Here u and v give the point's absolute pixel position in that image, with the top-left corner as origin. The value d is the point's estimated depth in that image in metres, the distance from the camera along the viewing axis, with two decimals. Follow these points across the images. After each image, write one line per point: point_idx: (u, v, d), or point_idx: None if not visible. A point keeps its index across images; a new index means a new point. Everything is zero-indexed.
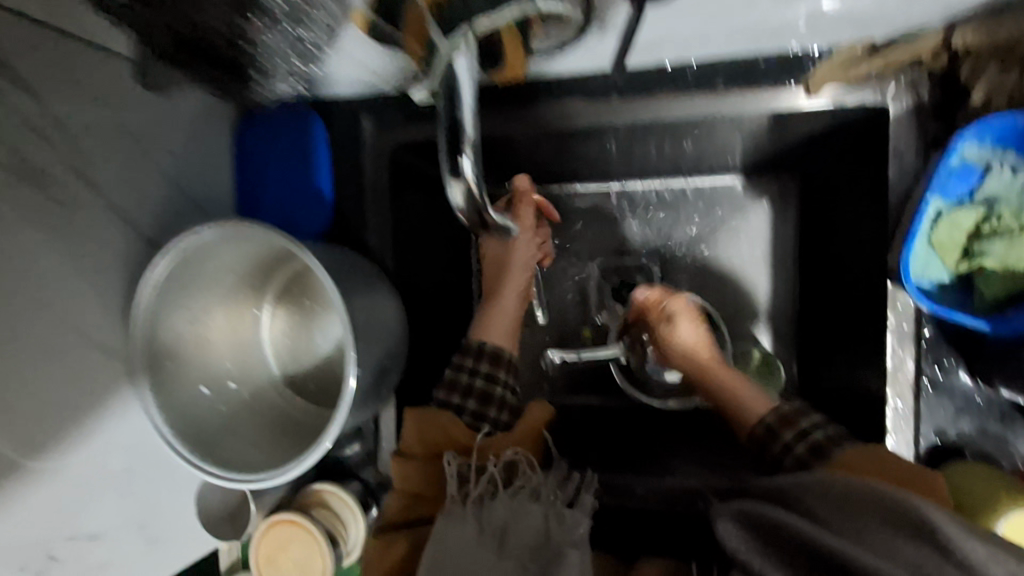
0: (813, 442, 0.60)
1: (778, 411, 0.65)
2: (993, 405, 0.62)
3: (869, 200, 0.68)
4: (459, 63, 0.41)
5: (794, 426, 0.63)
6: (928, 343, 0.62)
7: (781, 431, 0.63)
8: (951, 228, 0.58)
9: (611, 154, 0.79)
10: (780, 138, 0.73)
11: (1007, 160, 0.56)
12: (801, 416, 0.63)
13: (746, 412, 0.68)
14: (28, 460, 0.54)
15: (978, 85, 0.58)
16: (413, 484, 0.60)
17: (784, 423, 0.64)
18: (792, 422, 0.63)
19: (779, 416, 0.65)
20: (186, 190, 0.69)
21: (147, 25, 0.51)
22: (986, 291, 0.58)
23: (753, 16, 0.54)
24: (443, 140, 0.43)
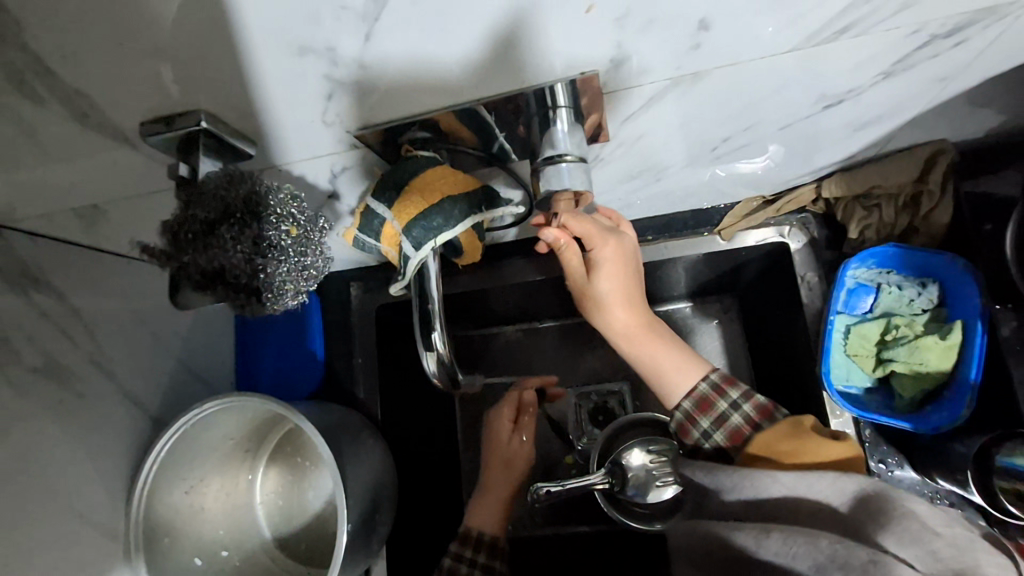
0: (733, 427, 0.64)
1: (697, 393, 0.67)
2: (942, 496, 0.65)
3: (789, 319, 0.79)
4: (429, 265, 0.50)
5: (714, 413, 0.66)
6: (868, 442, 0.68)
7: (698, 417, 0.66)
8: (861, 340, 0.67)
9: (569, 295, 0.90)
10: (709, 271, 0.85)
11: (891, 279, 0.68)
12: (720, 398, 0.66)
13: (667, 384, 0.69)
14: None
15: (853, 222, 0.70)
16: None
17: (702, 409, 0.66)
18: (707, 408, 0.66)
19: (697, 399, 0.67)
20: (191, 367, 0.77)
21: (181, 272, 0.44)
22: (903, 392, 0.66)
23: (669, 183, 0.68)
24: (418, 324, 0.51)
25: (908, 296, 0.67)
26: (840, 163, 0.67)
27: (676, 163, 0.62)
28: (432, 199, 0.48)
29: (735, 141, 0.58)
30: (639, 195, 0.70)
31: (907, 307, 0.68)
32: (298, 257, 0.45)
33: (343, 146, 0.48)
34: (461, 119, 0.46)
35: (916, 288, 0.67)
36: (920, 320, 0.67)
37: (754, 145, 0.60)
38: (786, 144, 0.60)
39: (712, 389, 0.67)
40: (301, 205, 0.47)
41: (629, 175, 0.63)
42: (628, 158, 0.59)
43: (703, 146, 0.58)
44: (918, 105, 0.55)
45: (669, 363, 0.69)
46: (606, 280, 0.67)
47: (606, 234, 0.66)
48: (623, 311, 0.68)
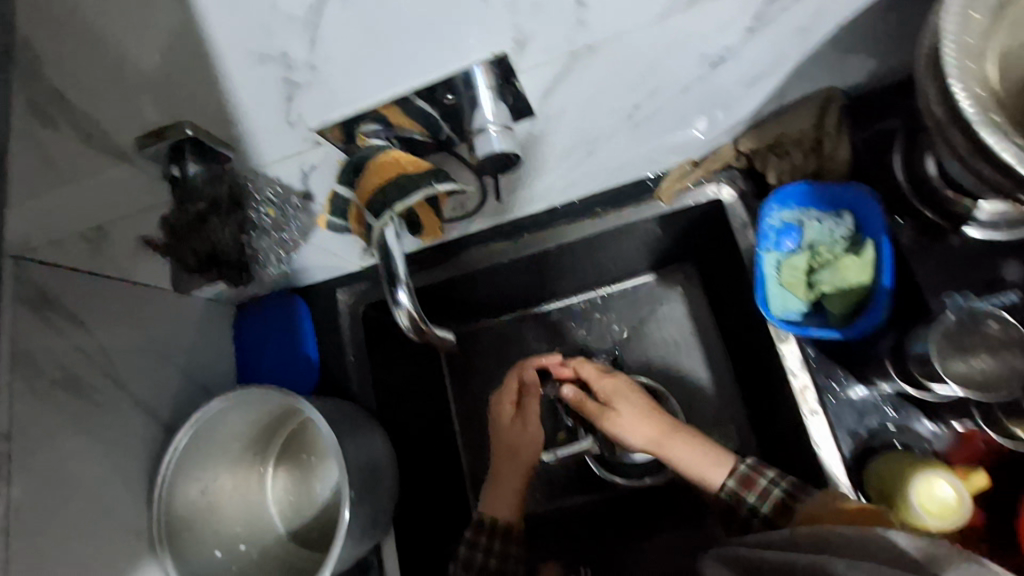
0: (775, 500, 0.73)
1: (737, 473, 0.77)
2: (888, 401, 0.71)
3: (736, 269, 0.87)
4: (387, 232, 0.57)
5: (754, 488, 0.75)
6: (816, 362, 0.75)
7: (744, 494, 0.76)
8: (790, 271, 0.75)
9: (539, 278, 0.98)
10: (661, 240, 0.94)
11: (811, 216, 0.76)
12: (760, 477, 0.76)
13: (709, 476, 0.79)
14: None
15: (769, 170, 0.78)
16: None
17: (749, 487, 0.76)
18: (750, 483, 0.76)
19: (739, 478, 0.77)
20: (196, 379, 0.84)
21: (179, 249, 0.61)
22: (834, 310, 0.73)
23: (603, 158, 0.76)
24: (385, 285, 0.59)
25: (828, 229, 0.75)
26: (749, 120, 0.76)
27: (603, 136, 0.71)
28: (386, 176, 0.55)
29: (647, 107, 0.67)
30: (581, 173, 0.78)
31: (830, 239, 0.75)
32: (272, 227, 0.64)
33: (308, 145, 0.56)
34: (404, 112, 0.55)
35: (834, 221, 0.74)
36: (843, 247, 0.74)
37: (666, 110, 0.68)
38: (694, 108, 0.70)
39: (753, 469, 0.77)
40: (276, 189, 0.62)
41: (563, 152, 0.72)
42: (560, 136, 0.68)
43: (619, 116, 0.67)
44: (793, 56, 0.64)
45: (696, 459, 0.80)
46: (622, 420, 0.84)
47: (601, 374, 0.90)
48: (647, 420, 0.83)
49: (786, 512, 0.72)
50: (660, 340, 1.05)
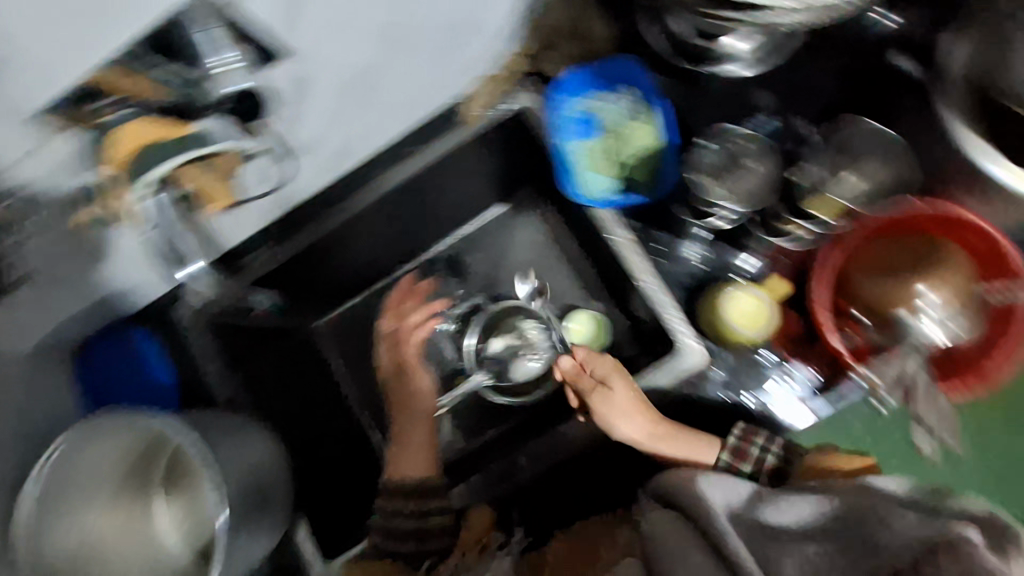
0: (771, 466, 0.75)
1: (730, 447, 0.77)
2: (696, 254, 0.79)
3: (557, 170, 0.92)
4: (162, 202, 0.59)
5: (747, 455, 0.75)
6: (640, 230, 0.79)
7: (738, 463, 0.75)
8: (595, 154, 0.79)
9: (389, 236, 0.99)
10: (492, 167, 0.97)
11: (601, 99, 0.79)
12: (752, 443, 0.76)
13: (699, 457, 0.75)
14: None
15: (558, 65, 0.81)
16: None
17: (739, 456, 0.75)
18: (742, 453, 0.76)
19: (734, 451, 0.77)
20: (34, 434, 0.75)
21: None
22: (637, 179, 0.78)
23: (387, 90, 0.76)
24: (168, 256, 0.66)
25: (618, 106, 0.79)
26: (522, 20, 0.76)
27: (366, 70, 0.70)
28: (138, 144, 0.53)
29: (400, 22, 0.66)
30: (366, 115, 0.78)
31: (622, 114, 0.79)
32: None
33: (28, 136, 0.49)
34: (154, 86, 0.52)
35: (620, 98, 0.79)
36: (635, 120, 0.78)
37: (422, 24, 0.68)
38: (448, 23, 0.70)
39: (742, 440, 0.77)
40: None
41: (339, 89, 0.70)
42: (323, 79, 0.67)
43: (374, 37, 0.66)
44: None
45: (689, 445, 0.76)
46: (616, 400, 0.75)
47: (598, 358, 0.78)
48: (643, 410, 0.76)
49: (779, 473, 0.74)
50: (527, 264, 1.10)
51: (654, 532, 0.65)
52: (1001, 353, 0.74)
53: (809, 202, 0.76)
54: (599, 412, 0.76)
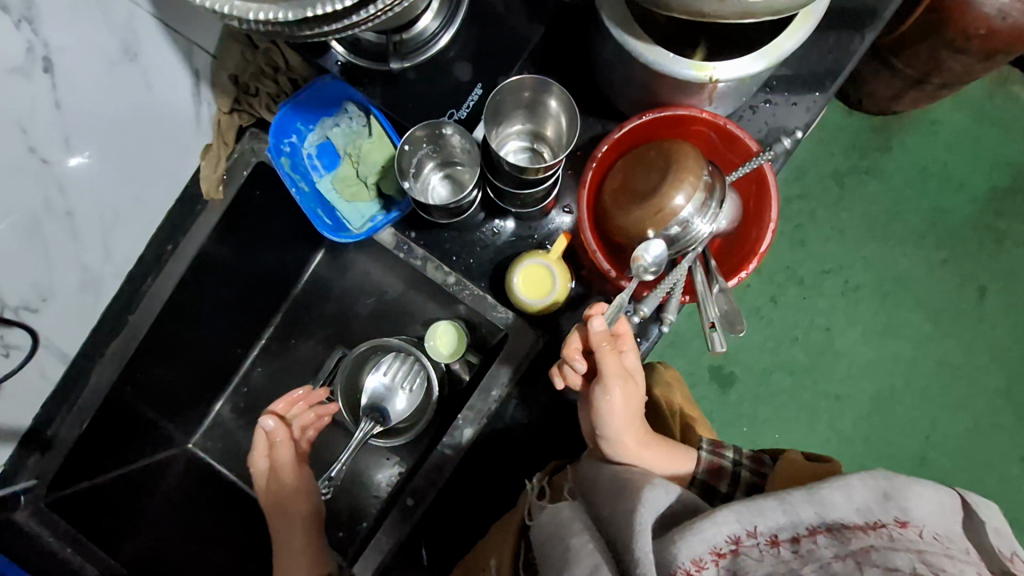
0: (746, 483, 0.67)
1: (705, 462, 0.69)
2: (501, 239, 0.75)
3: None
4: None
5: (723, 478, 0.68)
6: (422, 236, 0.76)
7: (716, 483, 0.67)
8: (345, 183, 0.75)
9: (208, 332, 0.94)
10: (278, 224, 0.91)
11: (328, 126, 0.75)
12: (723, 458, 0.69)
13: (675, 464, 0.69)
14: None
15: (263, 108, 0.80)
16: None
17: (717, 474, 0.68)
18: (721, 470, 0.68)
19: (706, 466, 0.69)
20: None
21: None
22: (391, 191, 0.74)
23: (94, 211, 0.72)
24: None
25: (346, 128, 0.75)
26: (196, 82, 0.75)
27: (55, 216, 0.69)
28: None
29: (46, 145, 0.65)
30: (96, 253, 0.75)
31: (354, 134, 0.75)
32: None
33: None
34: None
35: (345, 119, 0.75)
36: (366, 135, 0.74)
37: (77, 137, 0.67)
38: (113, 136, 0.70)
39: (714, 451, 0.70)
40: None
41: (29, 235, 0.67)
42: (6, 244, 0.66)
43: (25, 170, 0.65)
44: (128, 20, 0.64)
45: (661, 455, 0.69)
46: (621, 404, 0.66)
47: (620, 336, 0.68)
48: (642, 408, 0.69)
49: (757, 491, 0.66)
50: (373, 295, 1.05)
51: (547, 526, 0.60)
52: (769, 222, 0.61)
53: (530, 173, 0.62)
54: (617, 397, 0.66)
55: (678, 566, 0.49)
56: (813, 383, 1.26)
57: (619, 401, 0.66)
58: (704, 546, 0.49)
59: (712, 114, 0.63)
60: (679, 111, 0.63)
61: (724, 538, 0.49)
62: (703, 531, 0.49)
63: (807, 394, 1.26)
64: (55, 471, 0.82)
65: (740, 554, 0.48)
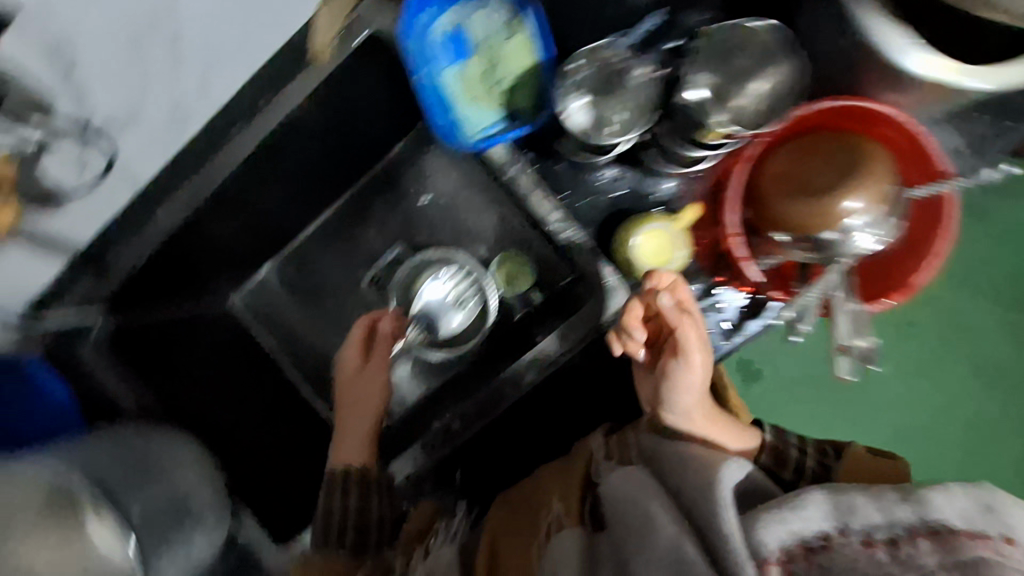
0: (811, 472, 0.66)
1: (767, 448, 0.69)
2: (622, 179, 0.70)
3: None
4: None
5: (789, 465, 0.67)
6: (539, 165, 0.70)
7: (781, 470, 0.67)
8: (471, 81, 0.68)
9: (277, 198, 0.89)
10: (376, 106, 0.85)
11: (468, 12, 0.69)
12: (788, 445, 0.69)
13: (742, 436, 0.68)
14: None
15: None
16: None
17: (783, 460, 0.68)
18: (784, 455, 0.68)
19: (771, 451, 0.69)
20: None
21: None
22: (520, 104, 0.69)
23: (199, 39, 0.66)
24: None
25: (487, 20, 0.69)
26: None
27: (161, 35, 0.62)
28: None
29: None
30: (191, 83, 0.69)
31: (494, 29, 0.69)
32: None
33: None
34: None
35: (489, 10, 0.69)
36: (507, 35, 0.68)
37: None
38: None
39: (778, 439, 0.70)
40: None
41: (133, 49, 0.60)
42: (108, 52, 0.59)
43: None
44: None
45: (729, 435, 0.66)
46: (699, 379, 0.64)
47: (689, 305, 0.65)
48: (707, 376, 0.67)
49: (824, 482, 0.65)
50: (443, 204, 1.01)
51: (617, 488, 0.59)
52: (931, 257, 0.56)
53: (703, 133, 0.62)
54: (682, 367, 0.64)
55: (768, 554, 0.47)
56: (885, 406, 1.10)
57: (684, 370, 0.64)
58: (789, 534, 0.47)
59: (908, 118, 0.56)
60: (870, 105, 0.55)
61: (814, 531, 0.47)
62: (791, 521, 0.47)
63: (868, 413, 1.10)
64: (110, 291, 0.80)
65: (832, 548, 0.47)
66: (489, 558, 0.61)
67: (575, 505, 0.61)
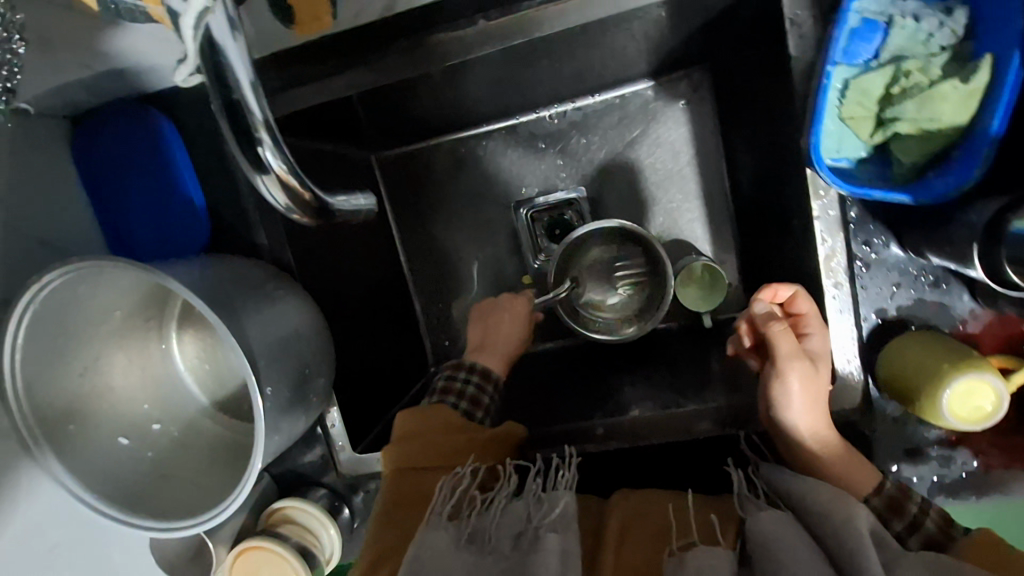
0: (926, 538, 0.55)
1: (885, 492, 0.58)
2: (930, 272, 0.59)
3: (764, 77, 0.65)
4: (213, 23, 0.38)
5: (904, 515, 0.56)
6: (855, 224, 0.60)
7: (892, 520, 0.57)
8: (861, 96, 0.53)
9: (506, 83, 0.75)
10: (675, 35, 0.70)
11: (907, 9, 0.52)
12: (911, 499, 0.57)
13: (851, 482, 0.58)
14: None
15: None
16: (403, 500, 0.63)
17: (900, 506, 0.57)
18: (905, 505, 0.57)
19: (888, 501, 0.57)
20: (32, 234, 0.61)
21: None
22: (905, 158, 0.54)
23: None
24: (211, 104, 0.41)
25: (924, 33, 0.52)
26: None
27: None
28: None
29: None
30: None
31: (921, 48, 0.53)
32: None
33: None
34: None
35: (935, 20, 0.52)
36: (941, 59, 0.53)
37: None
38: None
39: (901, 488, 0.58)
40: None
41: None
42: None
43: None
44: None
45: (846, 463, 0.59)
46: (799, 393, 0.59)
47: (812, 323, 0.63)
48: (817, 398, 0.59)
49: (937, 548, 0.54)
50: (658, 170, 0.88)
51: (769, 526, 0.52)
52: None
53: None
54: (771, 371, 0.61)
55: None
56: None
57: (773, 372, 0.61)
58: None
59: None
60: None
61: None
62: None
63: None
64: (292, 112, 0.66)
65: None
66: (618, 540, 0.57)
67: (725, 534, 0.56)
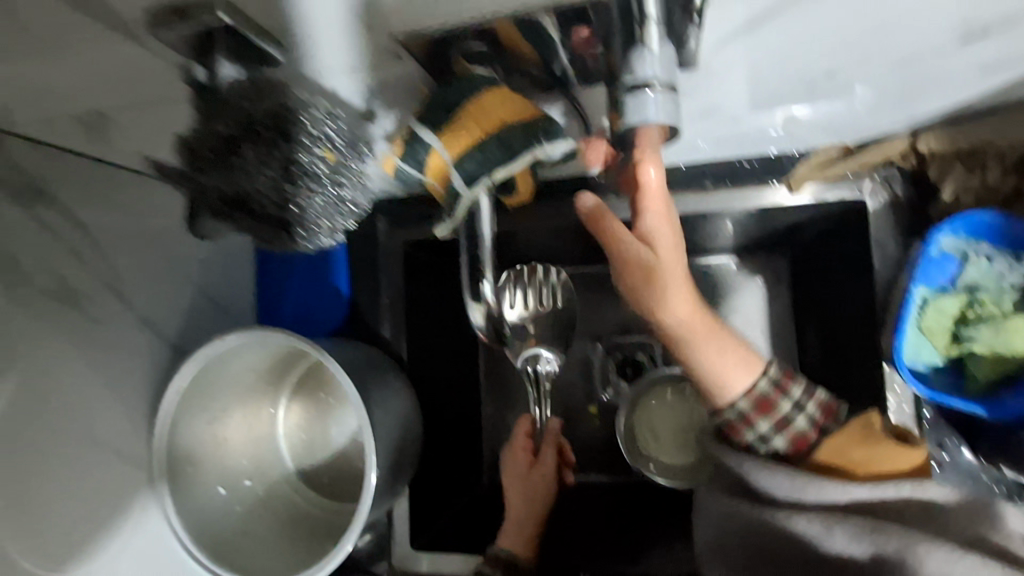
0: (794, 435, 0.59)
1: (755, 393, 0.59)
2: (1004, 485, 0.65)
3: (837, 277, 0.75)
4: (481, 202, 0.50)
5: (771, 414, 0.59)
6: (929, 424, 0.67)
7: (756, 417, 0.59)
8: (938, 314, 0.62)
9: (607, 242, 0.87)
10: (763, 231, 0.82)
11: (982, 251, 0.61)
12: (782, 399, 0.59)
13: (713, 383, 0.60)
14: (60, 566, 0.55)
15: (948, 184, 0.64)
16: None
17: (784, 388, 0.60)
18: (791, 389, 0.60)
19: (757, 400, 0.59)
20: (210, 295, 0.75)
21: (208, 182, 0.46)
22: (978, 374, 0.63)
23: (727, 127, 0.61)
24: (466, 273, 0.55)
25: (996, 272, 0.62)
26: (946, 112, 0.60)
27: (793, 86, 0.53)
28: (487, 127, 0.46)
29: (839, 77, 0.52)
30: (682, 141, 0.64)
31: (994, 283, 0.62)
32: (329, 185, 0.46)
33: (381, 55, 0.43)
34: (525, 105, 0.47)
35: (1007, 263, 0.61)
36: (1010, 296, 0.62)
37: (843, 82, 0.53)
38: (884, 96, 0.56)
39: (772, 389, 0.60)
40: (337, 125, 0.45)
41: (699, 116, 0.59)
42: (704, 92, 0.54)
43: (797, 82, 0.52)
44: None
45: (732, 365, 0.60)
46: (667, 291, 0.56)
47: (669, 205, 0.55)
48: (682, 298, 0.57)
49: (801, 449, 0.59)
50: None
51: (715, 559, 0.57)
52: None
53: None
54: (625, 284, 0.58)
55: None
56: None
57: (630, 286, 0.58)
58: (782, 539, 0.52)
59: None
60: None
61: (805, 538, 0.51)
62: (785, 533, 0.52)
63: None
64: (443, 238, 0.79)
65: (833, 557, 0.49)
66: None
67: None
